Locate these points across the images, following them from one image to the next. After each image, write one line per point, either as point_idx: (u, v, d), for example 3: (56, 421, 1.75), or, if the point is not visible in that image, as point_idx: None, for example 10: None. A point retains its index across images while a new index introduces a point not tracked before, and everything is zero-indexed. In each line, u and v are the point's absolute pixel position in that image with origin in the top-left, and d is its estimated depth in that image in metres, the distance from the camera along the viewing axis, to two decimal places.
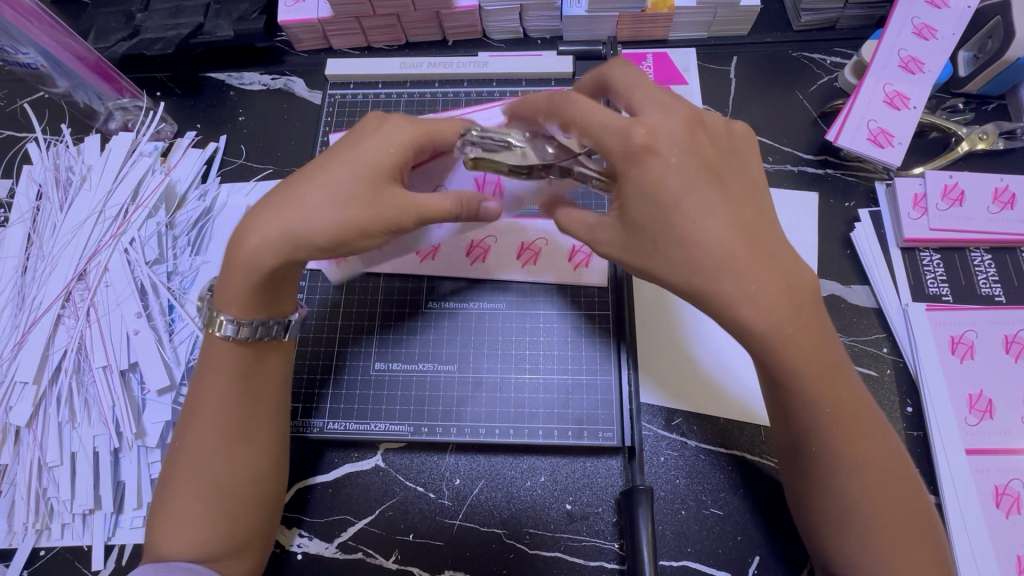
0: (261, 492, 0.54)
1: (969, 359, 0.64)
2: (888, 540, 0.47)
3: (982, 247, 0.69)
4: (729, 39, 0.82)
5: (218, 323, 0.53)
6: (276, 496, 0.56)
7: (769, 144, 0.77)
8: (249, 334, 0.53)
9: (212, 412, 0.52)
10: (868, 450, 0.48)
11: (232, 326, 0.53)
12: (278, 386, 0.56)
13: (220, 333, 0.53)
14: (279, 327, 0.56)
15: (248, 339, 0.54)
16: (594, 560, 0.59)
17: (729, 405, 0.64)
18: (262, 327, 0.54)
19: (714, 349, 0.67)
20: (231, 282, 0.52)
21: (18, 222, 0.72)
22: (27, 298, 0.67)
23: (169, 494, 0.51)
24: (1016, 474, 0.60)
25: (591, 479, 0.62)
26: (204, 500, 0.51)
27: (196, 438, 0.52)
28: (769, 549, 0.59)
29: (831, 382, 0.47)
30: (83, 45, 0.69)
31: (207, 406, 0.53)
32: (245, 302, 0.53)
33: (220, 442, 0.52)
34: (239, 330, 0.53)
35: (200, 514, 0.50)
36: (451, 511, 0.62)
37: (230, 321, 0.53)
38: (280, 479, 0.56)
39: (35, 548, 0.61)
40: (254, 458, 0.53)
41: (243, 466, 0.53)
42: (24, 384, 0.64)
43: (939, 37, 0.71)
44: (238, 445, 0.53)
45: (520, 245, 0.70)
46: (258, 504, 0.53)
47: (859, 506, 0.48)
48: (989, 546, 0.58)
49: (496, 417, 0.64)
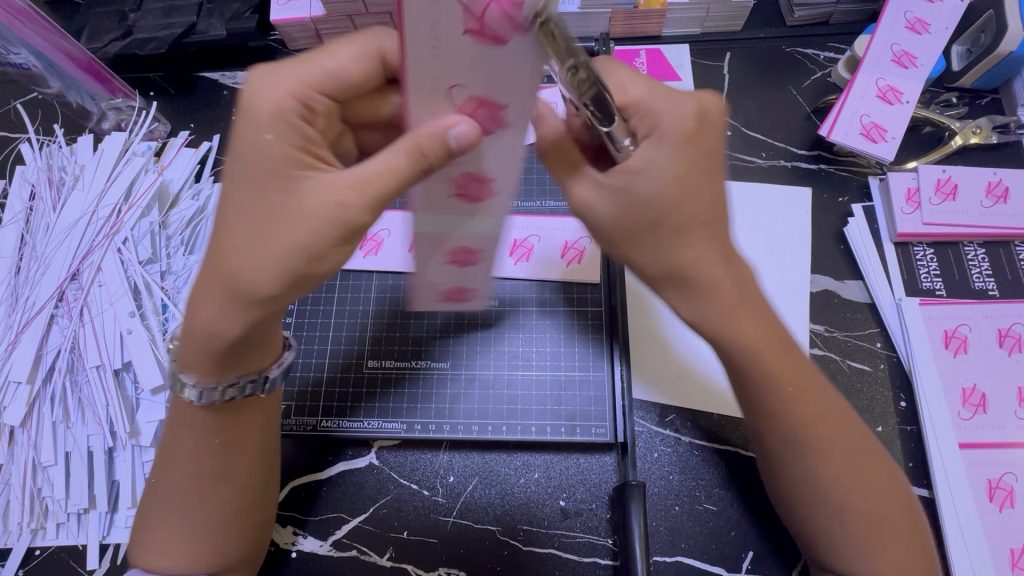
0: (244, 518, 0.53)
1: (963, 354, 0.64)
2: (871, 534, 0.49)
3: (975, 242, 0.69)
4: (723, 35, 0.82)
5: (180, 388, 0.49)
6: (263, 516, 0.56)
7: (762, 139, 0.77)
8: (220, 397, 0.50)
9: (188, 448, 0.51)
10: (843, 442, 0.50)
11: (196, 393, 0.49)
12: (259, 426, 0.54)
13: (186, 396, 0.49)
14: (256, 383, 0.51)
15: (220, 401, 0.50)
16: (588, 556, 0.59)
17: (716, 399, 0.65)
18: (229, 391, 0.50)
19: (687, 339, 0.67)
20: (187, 348, 0.48)
21: (11, 222, 0.71)
22: (20, 298, 0.67)
23: (153, 520, 0.52)
24: (1010, 468, 0.60)
25: (585, 475, 0.62)
26: (189, 514, 0.51)
27: (169, 473, 0.52)
28: (762, 544, 0.59)
29: (803, 376, 0.51)
30: (76, 45, 0.69)
31: (181, 444, 0.51)
32: (207, 365, 0.48)
33: (193, 473, 0.51)
34: (203, 396, 0.49)
35: (181, 543, 0.51)
36: (445, 508, 0.62)
37: (193, 386, 0.49)
38: (263, 501, 0.56)
39: (30, 548, 0.61)
40: (233, 491, 0.52)
41: (223, 499, 0.52)
42: (18, 383, 0.64)
43: (932, 32, 0.71)
44: (215, 481, 0.52)
45: (512, 242, 0.71)
46: (241, 529, 0.53)
47: (840, 501, 0.50)
48: (983, 540, 0.57)
49: (490, 414, 0.64)
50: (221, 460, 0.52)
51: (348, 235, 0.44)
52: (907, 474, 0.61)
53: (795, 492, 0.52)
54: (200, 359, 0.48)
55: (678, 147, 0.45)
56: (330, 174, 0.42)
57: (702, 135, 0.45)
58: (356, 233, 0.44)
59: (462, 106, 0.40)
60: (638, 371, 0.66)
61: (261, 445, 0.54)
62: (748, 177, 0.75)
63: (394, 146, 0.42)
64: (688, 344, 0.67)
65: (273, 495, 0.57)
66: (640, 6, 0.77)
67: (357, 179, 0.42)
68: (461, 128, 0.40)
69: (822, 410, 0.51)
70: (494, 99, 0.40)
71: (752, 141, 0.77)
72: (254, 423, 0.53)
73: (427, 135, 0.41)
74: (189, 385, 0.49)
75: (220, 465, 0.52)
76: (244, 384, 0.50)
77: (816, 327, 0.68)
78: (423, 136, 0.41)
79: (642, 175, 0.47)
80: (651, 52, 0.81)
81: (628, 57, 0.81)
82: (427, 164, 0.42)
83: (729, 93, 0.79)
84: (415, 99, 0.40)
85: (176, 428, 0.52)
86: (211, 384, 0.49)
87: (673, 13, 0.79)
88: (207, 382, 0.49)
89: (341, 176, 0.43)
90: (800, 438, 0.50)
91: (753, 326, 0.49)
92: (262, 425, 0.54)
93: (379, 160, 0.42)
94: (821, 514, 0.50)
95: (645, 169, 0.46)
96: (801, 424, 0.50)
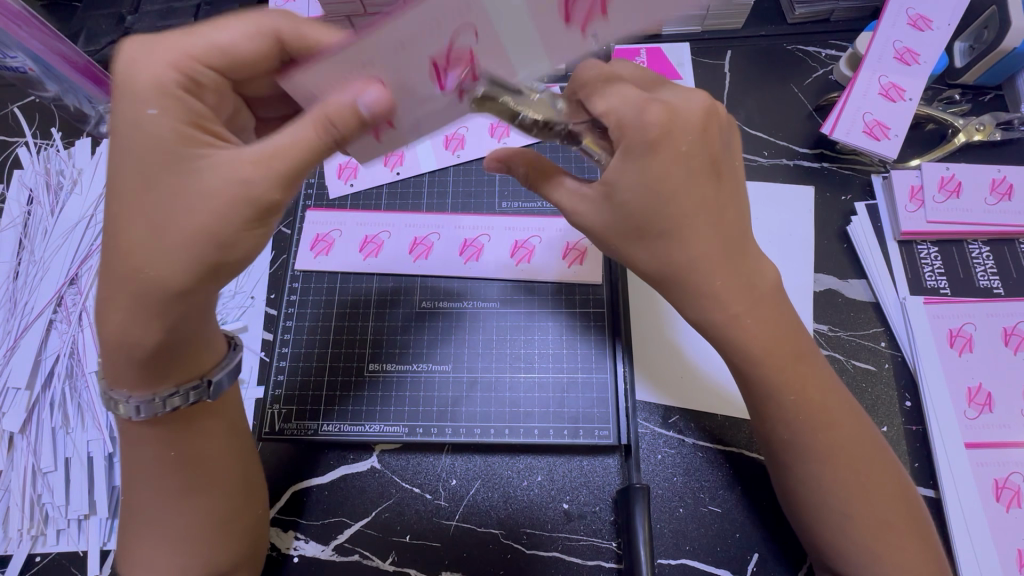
0: (227, 529, 0.53)
1: (968, 353, 0.64)
2: (867, 529, 0.49)
3: (980, 239, 0.69)
4: (724, 33, 0.82)
5: (115, 407, 0.48)
6: (252, 523, 0.55)
7: (764, 138, 0.76)
8: (151, 411, 0.47)
9: (151, 464, 0.50)
10: (843, 452, 0.50)
11: (132, 408, 0.47)
12: (224, 438, 0.53)
13: (122, 415, 0.47)
14: (196, 391, 0.49)
15: (153, 415, 0.47)
16: (592, 559, 0.59)
17: (706, 396, 0.65)
18: (169, 402, 0.47)
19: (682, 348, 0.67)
20: (113, 360, 0.46)
21: (10, 227, 0.71)
22: (19, 303, 0.67)
23: (135, 530, 0.51)
24: (1016, 467, 0.59)
25: (588, 478, 0.62)
26: (171, 527, 0.50)
27: (139, 490, 0.50)
28: (768, 546, 0.59)
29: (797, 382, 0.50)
30: (71, 48, 0.69)
31: (138, 457, 0.50)
32: (138, 376, 0.46)
33: (168, 489, 0.50)
34: (141, 411, 0.47)
35: (168, 553, 0.50)
36: (448, 512, 0.61)
37: (127, 402, 0.47)
38: (248, 510, 0.55)
39: (30, 555, 0.60)
40: (210, 500, 0.52)
41: (202, 508, 0.51)
42: (17, 389, 0.63)
43: (934, 28, 0.71)
44: (188, 492, 0.51)
45: (513, 243, 0.71)
46: (227, 540, 0.53)
47: (834, 495, 0.50)
48: (990, 539, 0.57)
49: (492, 416, 0.64)
50: (194, 472, 0.51)
51: (264, 218, 0.44)
52: (913, 474, 0.61)
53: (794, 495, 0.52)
54: (129, 370, 0.46)
55: (654, 163, 0.45)
56: (259, 165, 0.42)
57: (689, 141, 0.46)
58: (270, 214, 0.44)
59: (432, 61, 0.41)
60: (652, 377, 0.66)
61: (234, 452, 0.54)
62: (750, 176, 0.74)
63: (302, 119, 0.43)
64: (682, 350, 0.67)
65: (258, 501, 0.56)
66: None
67: (260, 154, 0.42)
68: (377, 95, 0.41)
69: (817, 407, 0.50)
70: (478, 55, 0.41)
71: (754, 140, 0.76)
72: (212, 432, 0.52)
73: (337, 104, 0.42)
74: (124, 401, 0.47)
75: (191, 477, 0.51)
76: (186, 393, 0.48)
77: (820, 326, 0.67)
78: (333, 103, 0.42)
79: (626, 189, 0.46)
80: (651, 51, 0.81)
81: (628, 56, 0.81)
82: (335, 132, 0.42)
83: (731, 92, 0.79)
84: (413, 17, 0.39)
85: (132, 447, 0.50)
86: (147, 398, 0.47)
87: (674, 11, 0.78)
88: (142, 396, 0.47)
89: (241, 152, 0.43)
90: (794, 435, 0.51)
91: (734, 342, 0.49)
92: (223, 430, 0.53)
93: (281, 136, 0.43)
94: (817, 508, 0.50)
95: (629, 169, 0.46)
96: (794, 432, 0.50)
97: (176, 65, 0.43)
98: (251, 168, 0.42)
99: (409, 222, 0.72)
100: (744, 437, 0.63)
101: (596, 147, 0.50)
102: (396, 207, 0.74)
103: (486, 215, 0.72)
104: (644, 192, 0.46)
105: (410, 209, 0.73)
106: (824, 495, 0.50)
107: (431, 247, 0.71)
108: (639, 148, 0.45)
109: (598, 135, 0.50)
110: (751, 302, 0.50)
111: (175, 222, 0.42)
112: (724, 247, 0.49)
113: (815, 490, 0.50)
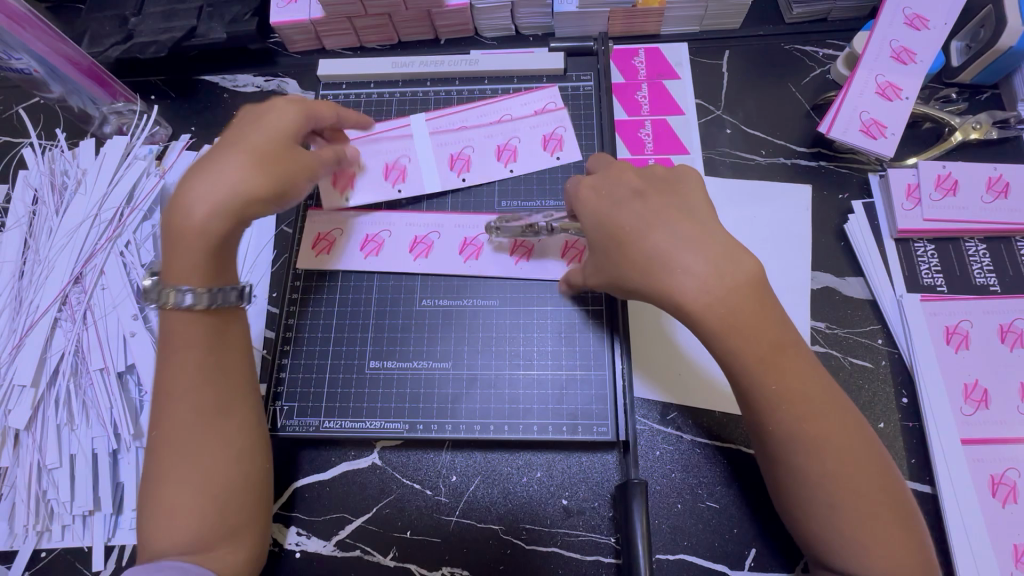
0: (249, 462, 0.53)
1: (965, 349, 0.64)
2: (856, 515, 0.47)
3: (976, 237, 0.69)
4: (722, 33, 0.82)
5: (164, 297, 0.52)
6: (264, 472, 0.55)
7: (762, 137, 0.77)
8: (205, 300, 0.52)
9: (179, 376, 0.52)
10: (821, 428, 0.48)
11: (185, 296, 0.52)
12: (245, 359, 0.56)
13: (173, 303, 0.52)
14: (235, 292, 0.55)
15: (207, 305, 0.52)
16: (591, 555, 0.59)
17: (717, 399, 0.65)
18: (218, 292, 0.53)
19: (692, 342, 0.67)
20: (179, 253, 0.52)
21: (15, 227, 0.72)
22: (24, 302, 0.68)
23: (156, 478, 0.50)
24: (1012, 463, 0.60)
25: (587, 474, 0.62)
26: (197, 462, 0.50)
27: (173, 416, 0.51)
28: (765, 541, 0.59)
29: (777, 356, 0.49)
30: (76, 49, 0.70)
31: (173, 375, 0.52)
32: (194, 268, 0.52)
33: (198, 408, 0.51)
34: (193, 297, 0.52)
35: (190, 500, 0.49)
36: (448, 507, 0.62)
37: (179, 292, 0.52)
38: (263, 448, 0.56)
39: (36, 550, 0.61)
40: (233, 422, 0.53)
41: (224, 430, 0.52)
42: (22, 387, 0.64)
43: (931, 27, 0.71)
44: (216, 414, 0.52)
45: (513, 242, 0.70)
46: (246, 479, 0.53)
47: (822, 486, 0.48)
48: (986, 534, 0.58)
49: (491, 413, 0.64)
50: (215, 392, 0.52)
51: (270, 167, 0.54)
52: (910, 470, 0.61)
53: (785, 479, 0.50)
54: (189, 257, 0.52)
55: None
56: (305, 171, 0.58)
57: None
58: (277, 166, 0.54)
59: None
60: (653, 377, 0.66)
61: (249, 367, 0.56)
62: (748, 175, 0.75)
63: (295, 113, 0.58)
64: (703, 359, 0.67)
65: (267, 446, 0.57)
66: (639, 4, 0.77)
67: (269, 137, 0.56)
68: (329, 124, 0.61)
69: (796, 388, 0.49)
70: None
71: (752, 139, 0.77)
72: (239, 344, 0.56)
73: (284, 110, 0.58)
74: (175, 292, 0.52)
75: (214, 397, 0.52)
76: (230, 290, 0.54)
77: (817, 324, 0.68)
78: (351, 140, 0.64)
79: None
80: (650, 51, 0.82)
81: (627, 57, 0.82)
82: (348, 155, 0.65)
83: (729, 92, 0.79)
84: None
85: (167, 360, 0.52)
86: (199, 286, 0.52)
87: (672, 12, 0.79)
88: (194, 285, 0.52)
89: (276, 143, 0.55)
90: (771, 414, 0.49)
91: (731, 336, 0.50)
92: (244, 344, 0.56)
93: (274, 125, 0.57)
94: (810, 508, 0.49)
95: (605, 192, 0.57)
96: None
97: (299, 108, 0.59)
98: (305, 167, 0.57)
99: (408, 221, 0.72)
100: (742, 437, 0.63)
101: None
102: (397, 205, 0.73)
103: (484, 213, 0.72)
104: None
105: (409, 208, 0.73)
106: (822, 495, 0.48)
107: (431, 246, 0.71)
108: None
109: None
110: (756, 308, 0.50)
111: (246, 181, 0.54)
112: None
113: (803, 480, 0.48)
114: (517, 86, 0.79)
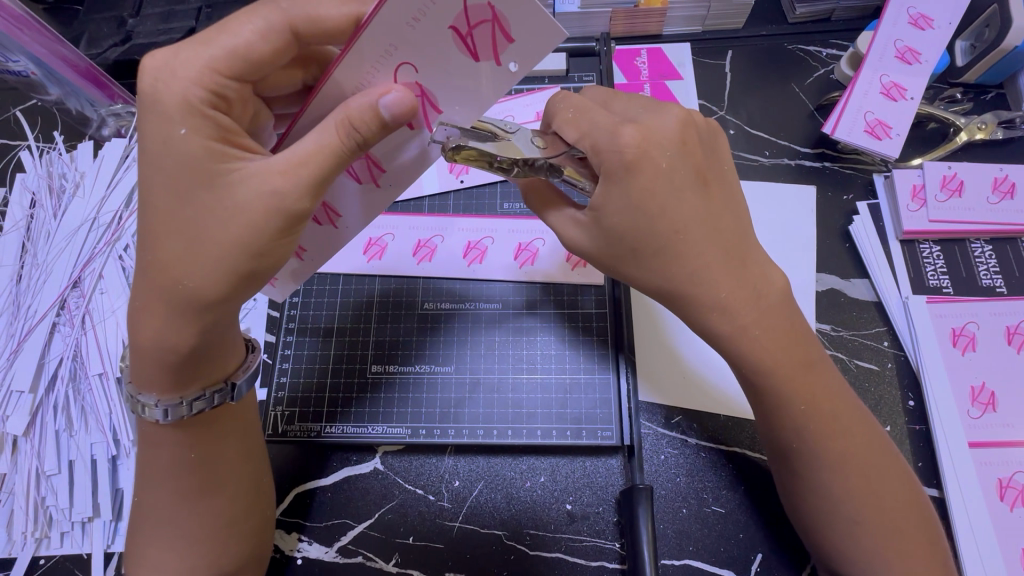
0: (241, 528, 0.53)
1: (971, 351, 0.64)
2: (879, 534, 0.48)
3: (982, 239, 0.69)
4: (725, 32, 0.82)
5: (142, 410, 0.49)
6: (264, 523, 0.56)
7: (765, 138, 0.76)
8: (180, 413, 0.48)
9: (163, 464, 0.50)
10: (850, 445, 0.49)
11: (160, 412, 0.48)
12: (238, 440, 0.53)
13: (150, 417, 0.48)
14: (221, 393, 0.50)
15: (181, 418, 0.48)
16: (595, 560, 0.59)
17: (707, 400, 0.65)
18: (194, 404, 0.48)
19: (694, 349, 0.67)
20: (145, 366, 0.47)
21: (12, 230, 0.71)
22: (22, 307, 0.67)
23: (148, 523, 0.51)
24: (1020, 466, 0.59)
25: (591, 479, 0.62)
26: (182, 525, 0.51)
27: (155, 491, 0.51)
28: (771, 547, 0.59)
29: (804, 376, 0.50)
30: (75, 52, 0.69)
31: (155, 461, 0.50)
32: (168, 380, 0.47)
33: (181, 493, 0.50)
34: (168, 414, 0.48)
35: (176, 558, 0.51)
36: (451, 513, 0.61)
37: (156, 406, 0.48)
38: (260, 509, 0.55)
39: (35, 558, 0.60)
40: (221, 500, 0.52)
41: (213, 505, 0.51)
42: (21, 393, 0.64)
43: (936, 26, 0.71)
44: (199, 493, 0.51)
45: (517, 246, 0.71)
46: (242, 538, 0.53)
47: (845, 500, 0.49)
48: (993, 538, 0.57)
49: (495, 417, 0.64)
50: (197, 475, 0.51)
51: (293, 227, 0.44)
52: (918, 474, 0.61)
53: (804, 491, 0.51)
54: (158, 374, 0.47)
55: (639, 166, 0.46)
56: (288, 174, 0.42)
57: (651, 153, 0.46)
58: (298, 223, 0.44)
59: (453, 29, 0.41)
60: (651, 378, 0.66)
61: (243, 449, 0.54)
62: (752, 176, 0.74)
63: (325, 125, 0.42)
64: (697, 362, 0.67)
65: (269, 502, 0.57)
66: (641, 5, 0.77)
67: (292, 160, 0.42)
68: (398, 96, 0.42)
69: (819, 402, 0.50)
70: (507, 25, 0.41)
71: (755, 140, 0.76)
72: (231, 434, 0.53)
73: (360, 106, 0.42)
74: (152, 405, 0.48)
75: (198, 479, 0.51)
76: (211, 396, 0.49)
77: (822, 326, 0.67)
78: (355, 107, 0.42)
79: (621, 190, 0.46)
80: (652, 52, 0.81)
81: (629, 57, 0.81)
82: (359, 137, 0.42)
83: (732, 93, 0.79)
84: (389, 24, 0.41)
85: (146, 447, 0.51)
86: (174, 401, 0.48)
87: (674, 12, 0.79)
88: (170, 399, 0.48)
89: (273, 162, 0.42)
90: (803, 439, 0.50)
91: (742, 333, 0.49)
92: (240, 433, 0.54)
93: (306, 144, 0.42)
94: (827, 520, 0.50)
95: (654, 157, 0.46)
96: (796, 422, 0.50)
97: (201, 80, 0.42)
98: (280, 178, 0.42)
99: (411, 224, 0.72)
100: (671, 397, 0.65)
101: (577, 175, 0.49)
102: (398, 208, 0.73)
103: (488, 216, 0.72)
104: (626, 199, 0.46)
105: (412, 210, 0.73)
106: (838, 510, 0.49)
107: (434, 249, 0.71)
108: (625, 151, 0.46)
109: (579, 164, 0.49)
110: (760, 302, 0.49)
111: (197, 244, 0.42)
112: (726, 243, 0.49)
113: (824, 496, 0.50)
114: (519, 87, 0.78)
